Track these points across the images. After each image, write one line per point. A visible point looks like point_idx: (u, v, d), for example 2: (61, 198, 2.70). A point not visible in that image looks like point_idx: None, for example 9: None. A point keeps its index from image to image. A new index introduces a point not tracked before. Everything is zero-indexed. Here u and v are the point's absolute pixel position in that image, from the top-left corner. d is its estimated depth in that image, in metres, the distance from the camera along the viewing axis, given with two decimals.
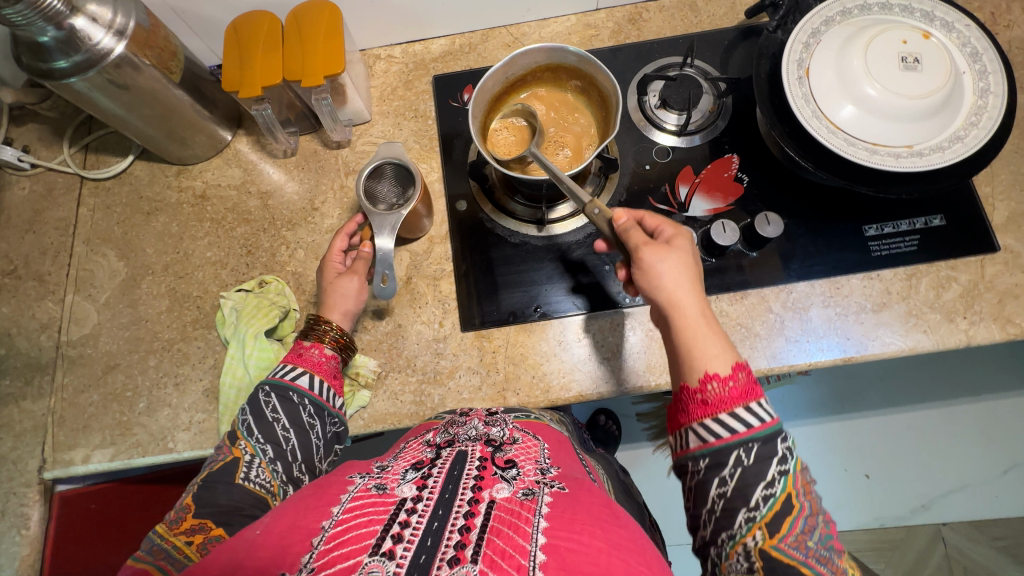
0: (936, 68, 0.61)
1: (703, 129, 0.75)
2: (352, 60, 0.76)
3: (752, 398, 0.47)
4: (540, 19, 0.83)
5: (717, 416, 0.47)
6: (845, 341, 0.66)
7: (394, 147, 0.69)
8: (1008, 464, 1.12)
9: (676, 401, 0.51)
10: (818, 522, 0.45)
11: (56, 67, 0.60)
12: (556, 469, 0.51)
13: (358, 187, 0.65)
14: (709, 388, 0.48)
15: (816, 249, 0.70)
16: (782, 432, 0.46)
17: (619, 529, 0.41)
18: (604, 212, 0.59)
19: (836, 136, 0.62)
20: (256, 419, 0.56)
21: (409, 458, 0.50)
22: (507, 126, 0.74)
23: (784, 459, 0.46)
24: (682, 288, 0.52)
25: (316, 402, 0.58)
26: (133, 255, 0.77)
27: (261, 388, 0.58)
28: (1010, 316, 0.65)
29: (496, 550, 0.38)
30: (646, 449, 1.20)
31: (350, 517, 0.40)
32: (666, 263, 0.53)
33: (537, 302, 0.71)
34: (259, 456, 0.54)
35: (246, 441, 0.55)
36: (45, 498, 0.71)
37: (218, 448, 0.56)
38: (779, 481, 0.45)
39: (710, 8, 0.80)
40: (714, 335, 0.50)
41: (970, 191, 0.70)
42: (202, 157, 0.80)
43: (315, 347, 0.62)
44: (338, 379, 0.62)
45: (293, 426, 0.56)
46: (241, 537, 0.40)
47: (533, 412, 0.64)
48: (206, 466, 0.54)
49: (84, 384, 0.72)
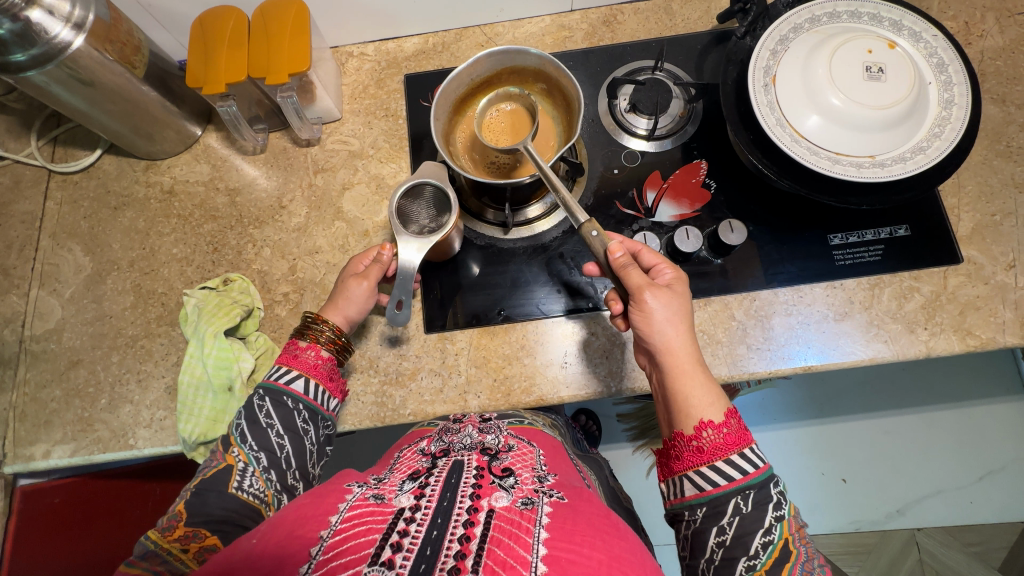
0: (900, 78, 0.61)
1: (673, 134, 0.75)
2: (322, 58, 0.75)
3: (745, 444, 0.50)
4: (514, 19, 0.82)
5: (713, 463, 0.49)
6: (806, 348, 0.66)
7: (442, 171, 0.67)
8: (981, 471, 1.12)
9: (669, 447, 0.53)
10: (815, 568, 0.49)
11: (13, 60, 0.58)
12: (553, 477, 0.51)
13: (391, 203, 0.63)
14: (705, 435, 0.50)
15: (780, 257, 0.70)
16: (774, 478, 0.49)
17: (621, 541, 0.41)
18: (602, 235, 0.57)
19: (799, 145, 0.62)
20: (250, 425, 0.55)
21: (405, 468, 0.50)
22: (499, 112, 0.74)
23: (778, 505, 0.49)
24: (680, 330, 0.54)
25: (309, 407, 0.58)
26: (99, 250, 0.77)
27: (256, 392, 0.58)
28: (971, 328, 0.65)
29: (497, 561, 0.38)
30: (625, 450, 1.21)
31: (349, 526, 0.40)
32: (668, 304, 0.54)
33: (501, 305, 0.71)
34: (253, 464, 0.54)
35: (240, 448, 0.54)
36: (6, 492, 0.71)
37: (211, 455, 0.55)
38: (776, 528, 0.48)
39: (685, 12, 0.79)
40: (707, 384, 0.53)
41: (936, 201, 0.70)
42: (170, 152, 0.80)
43: (310, 349, 0.60)
44: (332, 381, 0.61)
45: (288, 431, 0.56)
46: (235, 549, 0.40)
47: (528, 419, 0.66)
48: (199, 472, 0.54)
49: (46, 378, 0.72)
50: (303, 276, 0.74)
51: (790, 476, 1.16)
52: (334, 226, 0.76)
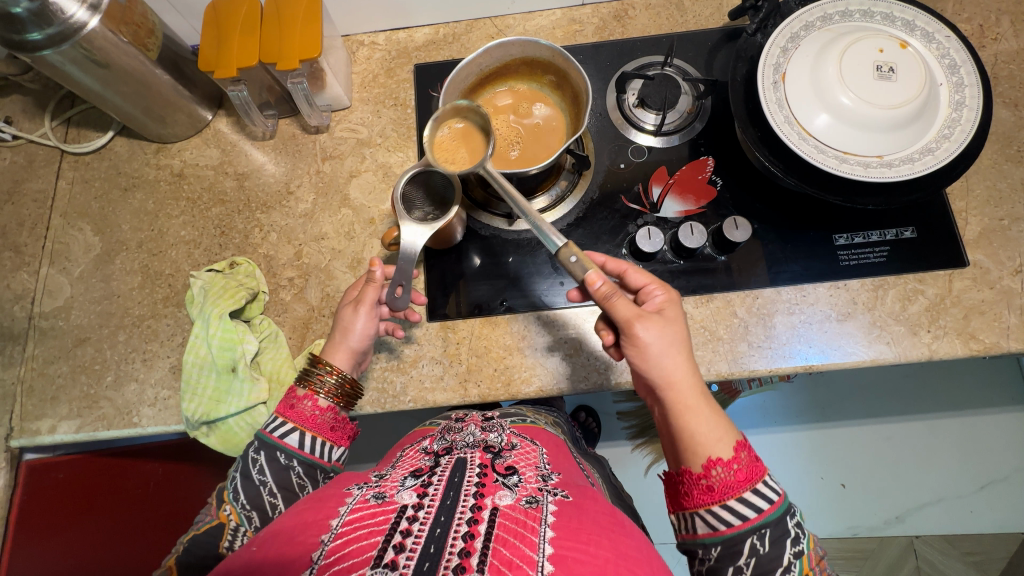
0: (910, 78, 0.61)
1: (680, 130, 0.75)
2: (333, 46, 0.76)
3: (757, 479, 0.49)
4: (525, 12, 0.82)
5: (725, 502, 0.49)
6: (808, 348, 0.66)
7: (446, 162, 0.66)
8: (982, 481, 1.11)
9: (677, 484, 0.52)
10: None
11: (29, 39, 0.59)
12: (558, 475, 0.51)
13: (397, 187, 0.63)
14: (714, 473, 0.49)
15: (784, 255, 0.70)
16: (789, 511, 0.49)
17: (625, 539, 0.43)
18: (581, 259, 0.55)
19: (806, 143, 0.61)
20: (243, 479, 0.56)
21: (408, 465, 0.51)
22: (451, 129, 0.68)
23: (796, 540, 0.49)
24: (679, 362, 0.53)
25: (306, 461, 0.58)
26: (108, 230, 0.78)
27: (252, 443, 0.58)
28: (974, 332, 0.64)
29: (502, 560, 0.38)
30: (624, 448, 1.21)
31: (350, 530, 0.41)
32: (661, 335, 0.53)
33: (503, 296, 0.72)
34: (244, 524, 0.55)
35: (231, 505, 0.56)
36: (11, 465, 0.71)
37: (208, 508, 0.57)
38: (795, 564, 0.48)
39: (696, 8, 0.79)
40: (712, 415, 0.52)
41: (943, 203, 0.69)
42: (181, 136, 0.81)
43: (308, 399, 0.59)
44: (334, 431, 0.61)
45: (281, 490, 0.56)
46: (235, 558, 0.42)
47: (531, 417, 0.66)
48: (193, 526, 0.56)
49: (54, 355, 0.73)
50: (308, 262, 0.75)
51: (787, 480, 1.15)
52: (341, 212, 0.76)
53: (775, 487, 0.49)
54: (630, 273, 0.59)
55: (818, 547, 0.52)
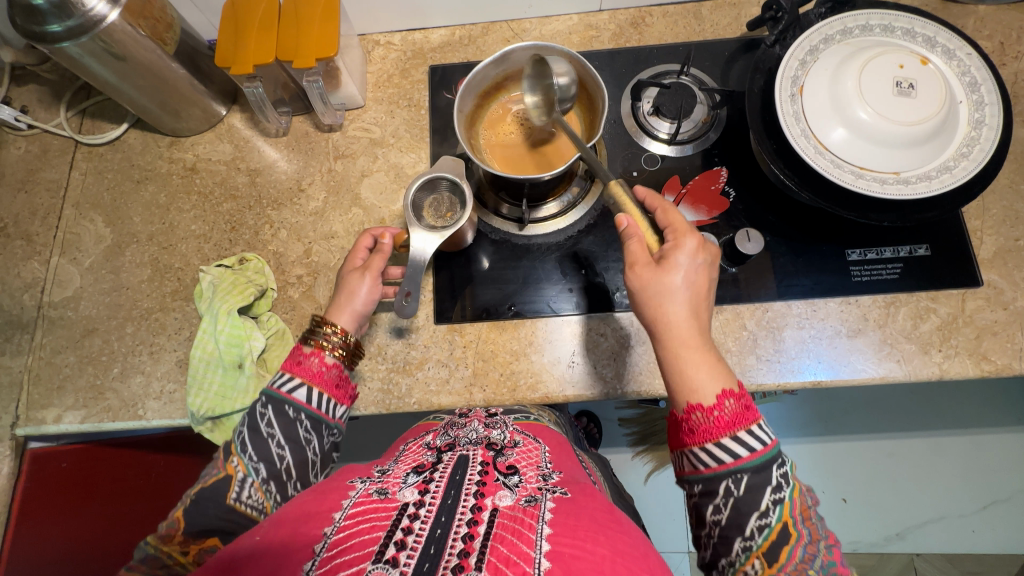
0: (931, 95, 0.60)
1: (694, 140, 0.74)
2: (349, 45, 0.76)
3: (740, 426, 0.47)
4: (542, 16, 0.82)
5: (704, 445, 0.48)
6: (817, 363, 0.66)
7: (460, 166, 0.67)
8: (986, 500, 1.10)
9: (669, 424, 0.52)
10: (819, 550, 0.46)
11: (50, 31, 0.59)
12: (558, 473, 0.51)
13: (407, 199, 0.63)
14: (694, 417, 0.49)
15: (795, 269, 0.69)
16: (775, 461, 0.46)
17: (623, 536, 0.42)
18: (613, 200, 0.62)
19: (823, 157, 0.61)
20: (251, 433, 0.55)
21: (410, 461, 0.50)
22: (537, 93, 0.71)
23: (778, 488, 0.46)
24: (669, 310, 0.51)
25: (313, 416, 0.57)
26: (119, 223, 0.78)
27: (259, 399, 0.57)
28: (986, 352, 0.64)
29: (500, 557, 0.38)
30: (625, 454, 1.20)
31: (353, 523, 0.41)
32: (656, 286, 0.52)
33: (512, 300, 0.71)
34: (252, 475, 0.53)
35: (239, 458, 0.54)
36: (17, 453, 0.70)
37: (213, 461, 0.55)
38: (774, 511, 0.45)
39: (714, 17, 0.79)
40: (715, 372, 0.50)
41: (959, 222, 0.69)
42: (196, 130, 0.81)
43: (315, 355, 0.58)
44: (339, 388, 0.59)
45: (288, 442, 0.55)
46: (240, 544, 0.41)
47: (532, 414, 0.66)
48: (201, 479, 0.54)
49: (62, 344, 0.73)
50: (317, 260, 0.75)
51: None
52: (351, 211, 0.76)
53: (760, 437, 0.47)
54: (662, 215, 0.57)
55: (807, 499, 0.48)
